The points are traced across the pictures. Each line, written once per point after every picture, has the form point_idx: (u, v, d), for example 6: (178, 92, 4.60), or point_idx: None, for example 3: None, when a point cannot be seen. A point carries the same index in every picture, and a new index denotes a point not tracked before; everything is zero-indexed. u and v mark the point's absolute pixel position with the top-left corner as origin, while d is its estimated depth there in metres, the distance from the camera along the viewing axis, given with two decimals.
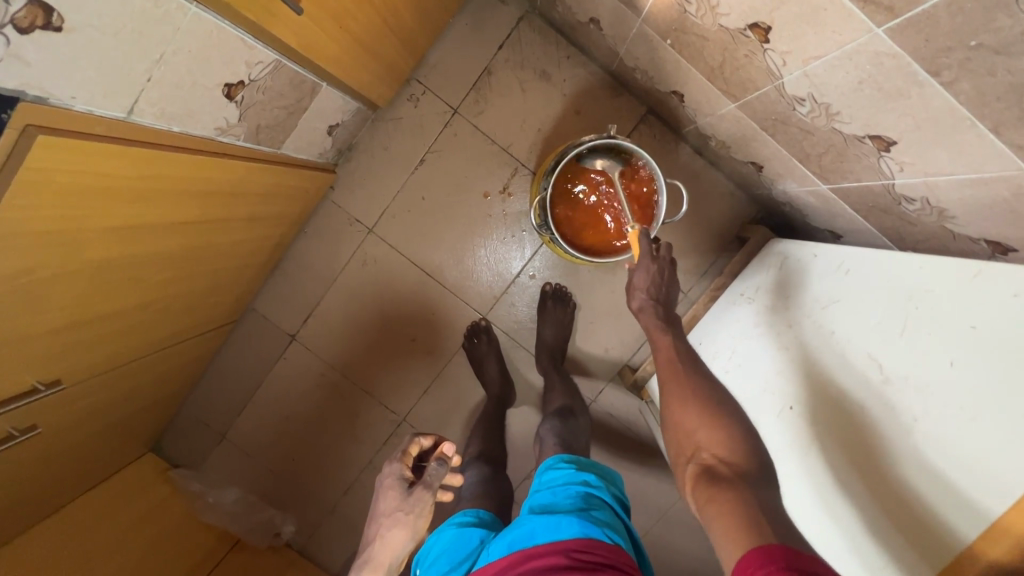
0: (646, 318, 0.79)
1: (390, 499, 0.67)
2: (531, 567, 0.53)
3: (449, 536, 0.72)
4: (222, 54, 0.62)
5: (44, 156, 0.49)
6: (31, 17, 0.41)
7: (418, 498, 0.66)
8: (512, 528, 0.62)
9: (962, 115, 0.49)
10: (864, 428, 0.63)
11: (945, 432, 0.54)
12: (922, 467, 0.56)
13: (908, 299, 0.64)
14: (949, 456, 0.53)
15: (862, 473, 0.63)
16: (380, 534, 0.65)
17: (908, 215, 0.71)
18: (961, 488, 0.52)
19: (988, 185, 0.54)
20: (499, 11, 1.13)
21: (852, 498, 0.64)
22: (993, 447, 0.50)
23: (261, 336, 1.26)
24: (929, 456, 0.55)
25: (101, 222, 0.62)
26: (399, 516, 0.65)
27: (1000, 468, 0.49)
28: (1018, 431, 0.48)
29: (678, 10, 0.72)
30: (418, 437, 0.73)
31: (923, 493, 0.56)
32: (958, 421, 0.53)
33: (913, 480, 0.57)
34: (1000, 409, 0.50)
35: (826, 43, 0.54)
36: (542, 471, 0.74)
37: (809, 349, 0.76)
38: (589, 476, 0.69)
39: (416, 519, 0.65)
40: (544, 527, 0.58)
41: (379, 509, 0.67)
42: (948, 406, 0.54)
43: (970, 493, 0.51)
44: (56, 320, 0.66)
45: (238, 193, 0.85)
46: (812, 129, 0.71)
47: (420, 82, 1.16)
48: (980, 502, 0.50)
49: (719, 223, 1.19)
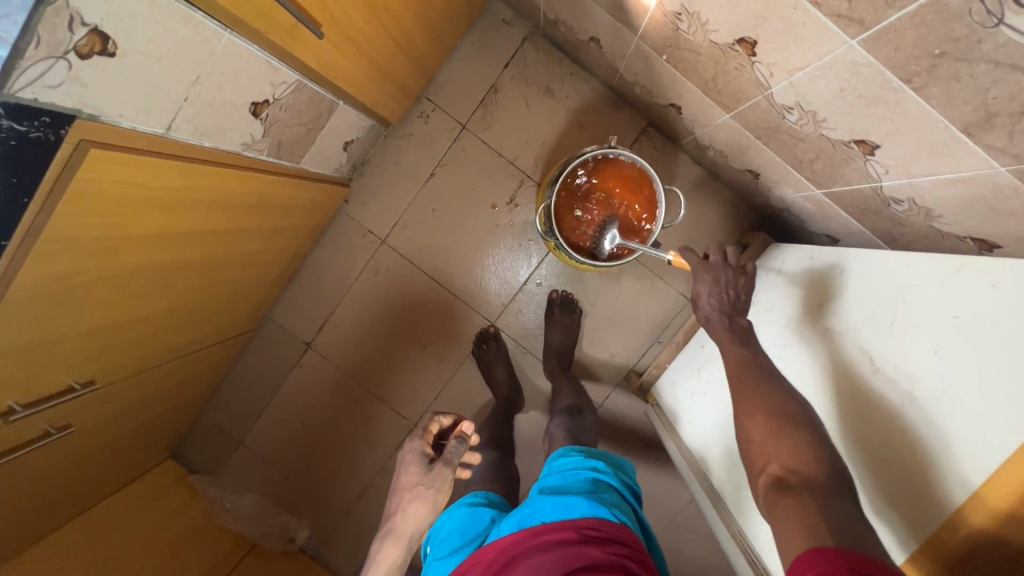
0: (713, 329, 0.79)
1: (411, 473, 0.70)
2: (542, 542, 0.56)
3: (461, 514, 0.74)
4: (251, 75, 0.67)
5: (95, 167, 0.54)
6: (90, 43, 0.46)
7: (438, 474, 0.69)
8: (522, 508, 0.65)
9: (935, 118, 0.53)
10: (858, 415, 0.65)
11: (931, 414, 0.56)
12: (908, 446, 0.58)
13: (896, 294, 0.67)
14: (935, 436, 0.55)
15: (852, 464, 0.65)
16: (402, 506, 0.69)
17: (897, 215, 0.74)
18: (937, 464, 0.54)
19: (966, 183, 0.58)
20: (504, 32, 1.19)
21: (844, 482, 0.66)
22: (972, 424, 0.52)
23: (278, 343, 1.31)
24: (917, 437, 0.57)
25: (135, 230, 0.66)
26: (420, 490, 0.69)
27: (982, 445, 0.51)
28: (995, 408, 0.51)
29: (671, 27, 0.76)
30: (438, 416, 0.75)
31: (909, 470, 0.57)
32: (942, 402, 0.56)
33: (901, 460, 0.59)
34: (979, 390, 0.53)
35: (807, 55, 0.59)
36: (552, 458, 0.77)
37: (805, 346, 0.78)
38: (597, 462, 0.71)
39: (436, 493, 0.69)
40: (552, 508, 0.61)
41: (401, 483, 0.71)
42: (932, 389, 0.57)
43: (950, 474, 0.53)
44: (92, 321, 0.71)
45: (261, 203, 0.91)
46: (802, 136, 0.75)
47: (430, 100, 1.22)
48: (957, 480, 0.52)
49: (721, 230, 1.22)
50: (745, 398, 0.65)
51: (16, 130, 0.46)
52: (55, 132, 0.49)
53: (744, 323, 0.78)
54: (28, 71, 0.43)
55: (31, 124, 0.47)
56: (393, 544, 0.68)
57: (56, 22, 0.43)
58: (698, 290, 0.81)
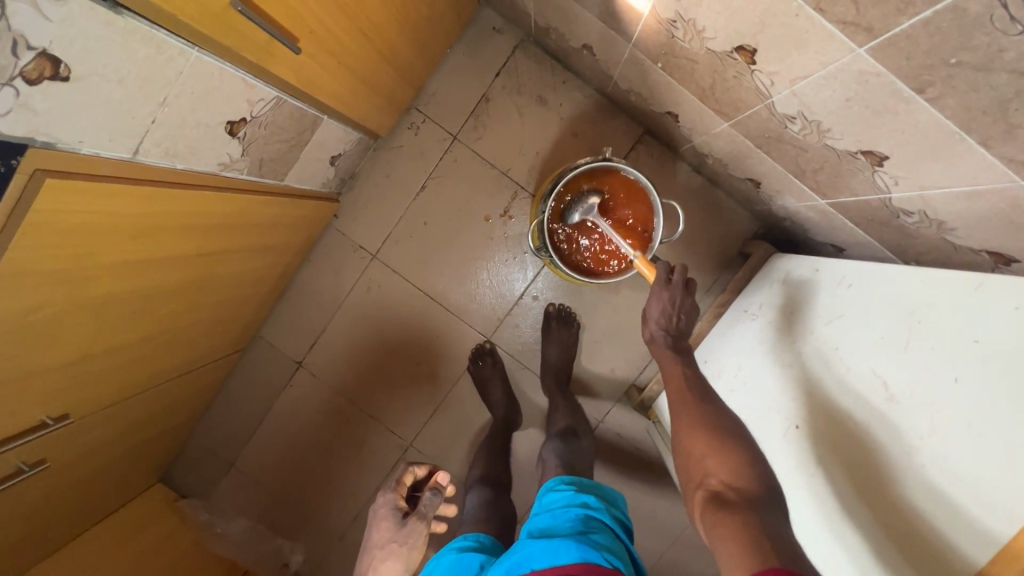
0: (659, 348, 0.80)
1: (384, 529, 0.65)
2: None
3: (449, 561, 0.70)
4: (224, 94, 0.64)
5: (53, 198, 0.51)
6: (38, 68, 0.43)
7: (412, 529, 0.65)
8: (510, 554, 0.61)
9: (951, 130, 0.49)
10: (873, 443, 0.61)
11: (952, 448, 0.53)
12: (929, 482, 0.55)
13: (909, 313, 0.63)
14: (958, 472, 0.52)
15: (870, 496, 0.61)
16: (373, 566, 0.63)
17: (908, 227, 0.70)
18: (967, 505, 0.51)
19: (983, 197, 0.54)
20: (495, 40, 1.16)
21: (859, 514, 0.62)
22: (1004, 465, 0.48)
23: (268, 363, 1.27)
24: (938, 472, 0.54)
25: (104, 259, 0.63)
26: (393, 547, 0.64)
27: (1013, 487, 0.48)
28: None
29: (666, 35, 0.72)
30: (412, 467, 0.72)
31: (932, 507, 0.54)
32: (965, 436, 0.52)
33: (922, 496, 0.55)
34: (1007, 426, 0.49)
35: (811, 64, 0.55)
36: (542, 493, 0.73)
37: (812, 366, 0.74)
38: (588, 498, 0.67)
39: (411, 551, 0.64)
40: (541, 553, 0.57)
41: (372, 540, 0.66)
42: (952, 421, 0.53)
43: (981, 518, 0.50)
44: (62, 355, 0.67)
45: (244, 224, 0.87)
46: (805, 145, 0.72)
47: (420, 111, 1.19)
48: (989, 523, 0.49)
49: (721, 240, 1.18)
50: (682, 416, 0.67)
51: None
52: (6, 164, 0.45)
53: (687, 344, 0.79)
54: None
55: None
56: None
57: None
58: (647, 307, 0.82)
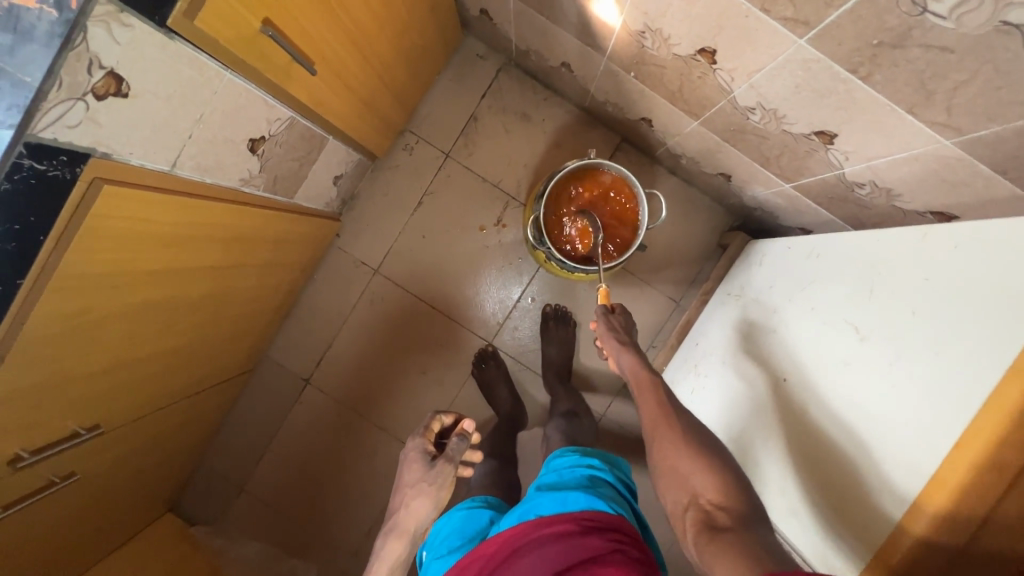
0: (622, 358, 0.83)
1: (414, 470, 0.69)
2: (543, 535, 0.57)
3: (460, 516, 0.77)
4: (249, 113, 0.71)
5: (107, 204, 0.56)
6: (106, 84, 0.49)
7: (441, 470, 0.68)
8: (522, 504, 0.66)
9: (881, 102, 0.59)
10: (841, 380, 0.66)
11: (912, 367, 0.58)
12: (891, 401, 0.59)
13: (873, 268, 0.71)
14: (915, 386, 0.56)
15: (841, 436, 0.64)
16: (405, 503, 0.68)
17: (862, 199, 0.80)
18: (925, 414, 0.54)
19: (918, 160, 0.64)
20: (479, 65, 1.26)
21: (830, 449, 0.65)
22: (955, 370, 0.53)
23: (276, 382, 1.30)
24: (899, 391, 0.58)
25: (142, 266, 0.68)
26: (422, 486, 0.68)
27: (960, 386, 0.52)
28: (970, 351, 0.52)
29: (637, 46, 0.82)
30: (440, 414, 0.75)
31: (892, 421, 0.58)
32: (922, 355, 0.57)
33: (884, 414, 0.59)
34: (954, 338, 0.55)
35: (762, 57, 0.65)
36: (549, 460, 0.77)
37: (791, 327, 0.80)
38: (593, 460, 0.72)
39: (439, 489, 0.68)
40: (551, 502, 0.62)
41: (402, 480, 0.70)
42: (911, 345, 0.59)
43: (934, 420, 0.53)
44: (98, 361, 0.71)
45: (260, 238, 0.93)
46: (766, 134, 0.81)
47: (413, 132, 1.27)
48: (940, 423, 0.53)
49: (701, 234, 1.27)
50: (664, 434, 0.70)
51: (35, 168, 0.48)
52: (71, 171, 0.51)
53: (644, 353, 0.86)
54: (51, 111, 0.46)
55: (50, 163, 0.49)
56: (396, 541, 0.68)
57: (77, 67, 0.46)
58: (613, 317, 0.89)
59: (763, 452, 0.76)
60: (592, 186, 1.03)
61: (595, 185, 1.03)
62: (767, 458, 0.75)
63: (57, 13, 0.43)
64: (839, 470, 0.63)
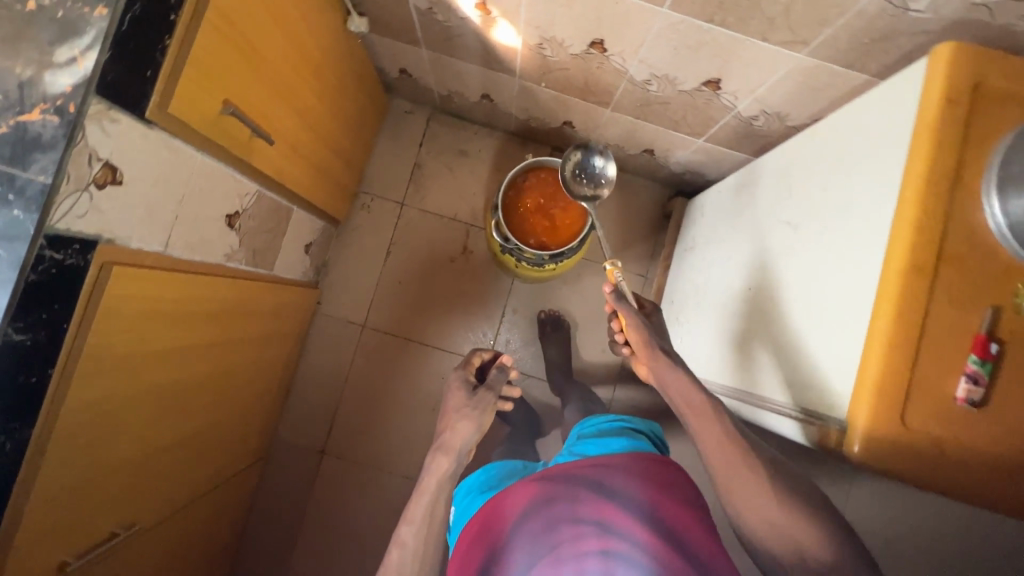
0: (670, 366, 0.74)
1: (459, 397, 0.80)
2: (605, 464, 0.69)
3: (497, 465, 0.84)
4: (220, 189, 0.79)
5: (119, 284, 0.62)
6: (104, 174, 0.57)
7: (484, 397, 0.79)
8: (571, 452, 0.79)
9: (740, 39, 0.72)
10: (790, 262, 0.74)
11: (835, 224, 0.66)
12: (825, 256, 0.66)
13: (792, 172, 0.82)
14: (839, 236, 0.64)
15: (796, 313, 0.70)
16: (451, 425, 0.76)
17: (762, 130, 0.93)
18: (850, 252, 0.62)
19: (787, 78, 0.77)
20: (411, 119, 1.39)
21: (791, 321, 0.70)
22: (864, 209, 0.61)
23: (293, 461, 1.30)
24: (829, 246, 0.66)
25: (152, 346, 0.72)
26: (467, 410, 0.77)
27: (869, 218, 0.60)
28: (869, 190, 0.61)
29: (539, 58, 0.96)
30: (479, 351, 0.91)
31: (829, 271, 0.64)
32: (839, 211, 0.66)
33: (823, 268, 0.66)
34: (858, 188, 0.63)
35: (640, 33, 0.78)
36: (584, 424, 0.90)
37: (746, 244, 0.89)
38: (630, 420, 0.85)
39: (482, 413, 0.78)
40: (604, 447, 0.75)
41: (448, 406, 0.79)
42: (831, 209, 0.68)
43: (856, 253, 0.60)
44: (127, 452, 0.73)
45: (251, 310, 0.98)
46: (667, 100, 0.95)
47: (366, 192, 1.37)
48: (860, 253, 0.60)
49: (647, 212, 1.40)
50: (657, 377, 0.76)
51: (54, 259, 0.55)
52: (84, 257, 0.57)
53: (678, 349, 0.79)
54: (63, 204, 0.53)
55: (65, 252, 0.55)
56: (443, 458, 0.72)
57: (81, 160, 0.53)
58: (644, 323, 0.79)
59: (744, 361, 0.81)
60: (540, 180, 1.13)
61: (543, 178, 1.13)
62: (748, 359, 0.80)
63: (59, 118, 0.52)
64: (798, 340, 0.68)
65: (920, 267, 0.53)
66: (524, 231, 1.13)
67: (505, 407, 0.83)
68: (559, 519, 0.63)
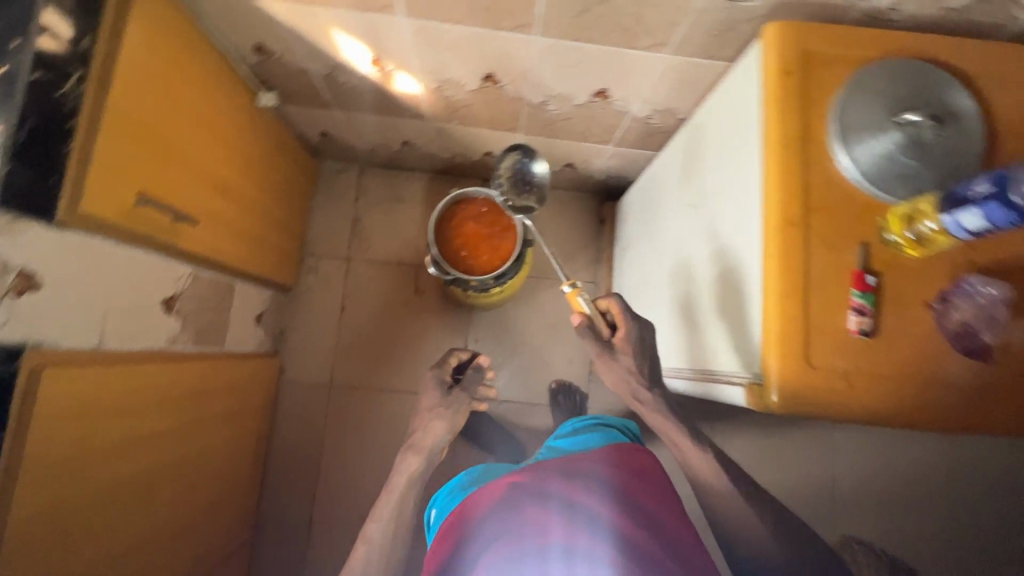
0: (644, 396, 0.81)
1: (434, 397, 0.90)
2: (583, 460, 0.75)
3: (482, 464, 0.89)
4: (149, 276, 0.81)
5: (54, 385, 0.62)
6: (20, 283, 0.60)
7: (456, 397, 0.90)
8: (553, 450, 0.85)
9: (609, 51, 0.79)
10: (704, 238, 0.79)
11: (727, 196, 0.71)
12: (727, 227, 0.71)
13: (690, 157, 0.88)
14: (733, 206, 0.69)
15: (717, 283, 0.74)
16: (425, 424, 0.87)
17: (659, 126, 1.00)
18: (742, 219, 0.67)
19: (662, 76, 0.84)
20: (343, 178, 1.44)
21: (717, 292, 0.75)
22: (743, 178, 0.67)
23: (282, 536, 1.27)
24: (728, 217, 0.71)
25: (104, 441, 0.72)
26: (439, 408, 0.88)
27: (748, 185, 0.65)
28: (745, 160, 0.67)
29: (443, 100, 1.02)
30: (456, 352, 0.94)
31: (732, 240, 0.69)
32: (729, 184, 0.71)
33: (728, 239, 0.71)
34: (738, 160, 0.69)
35: (523, 61, 0.85)
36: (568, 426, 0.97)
37: (670, 230, 0.94)
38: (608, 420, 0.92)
39: (453, 412, 0.88)
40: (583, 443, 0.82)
41: (424, 405, 0.90)
42: (723, 183, 0.73)
43: (745, 219, 0.65)
44: (94, 555, 0.72)
45: (209, 389, 0.98)
46: (567, 116, 1.02)
47: (312, 254, 1.40)
48: (748, 218, 0.65)
49: (584, 221, 1.45)
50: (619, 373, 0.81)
51: None
52: (9, 364, 0.59)
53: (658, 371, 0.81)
54: None
55: None
56: (414, 455, 0.84)
57: None
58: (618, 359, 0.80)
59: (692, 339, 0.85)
60: (468, 210, 1.18)
61: (471, 208, 1.18)
62: (693, 336, 0.84)
63: None
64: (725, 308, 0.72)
65: (792, 220, 0.58)
66: (460, 260, 1.17)
67: (478, 408, 0.93)
68: (534, 501, 0.68)
